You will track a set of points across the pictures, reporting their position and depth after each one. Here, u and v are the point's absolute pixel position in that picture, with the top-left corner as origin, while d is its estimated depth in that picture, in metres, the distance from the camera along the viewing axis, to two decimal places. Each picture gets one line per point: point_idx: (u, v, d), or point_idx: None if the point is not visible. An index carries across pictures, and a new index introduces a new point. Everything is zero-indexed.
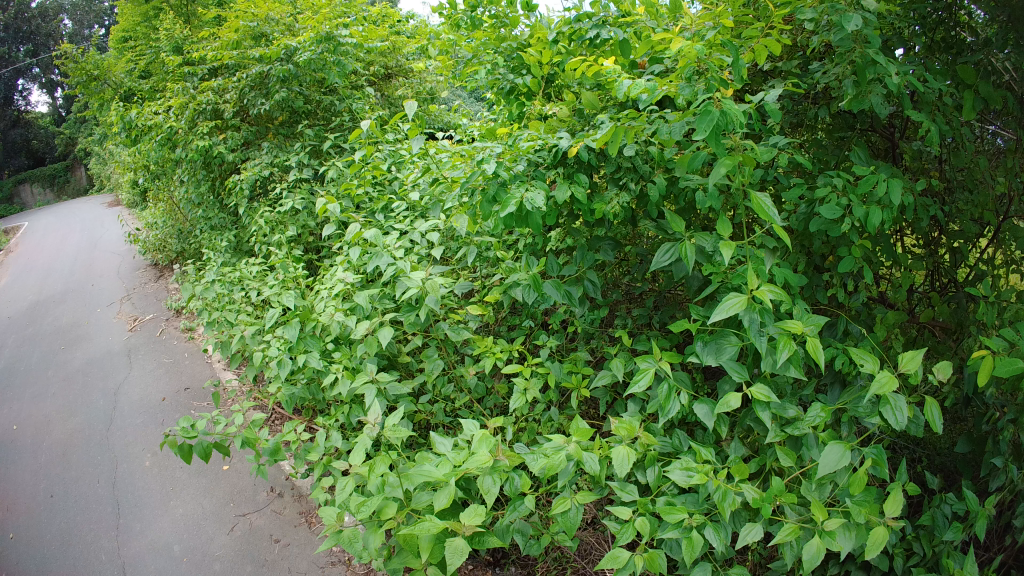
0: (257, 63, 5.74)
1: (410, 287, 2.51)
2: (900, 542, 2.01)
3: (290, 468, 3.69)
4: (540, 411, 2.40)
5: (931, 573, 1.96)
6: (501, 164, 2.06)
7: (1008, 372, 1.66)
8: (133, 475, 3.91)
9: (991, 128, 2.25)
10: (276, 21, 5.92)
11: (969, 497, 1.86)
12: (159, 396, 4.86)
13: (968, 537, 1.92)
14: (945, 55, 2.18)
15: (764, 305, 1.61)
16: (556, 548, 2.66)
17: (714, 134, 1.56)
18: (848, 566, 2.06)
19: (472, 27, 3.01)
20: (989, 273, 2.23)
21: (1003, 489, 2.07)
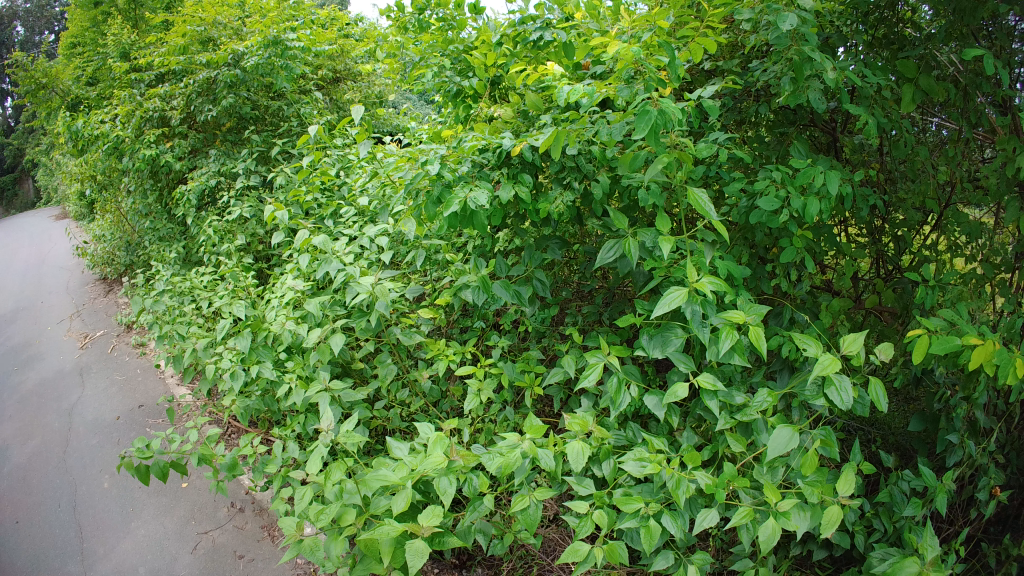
0: (205, 69, 5.60)
1: (360, 292, 2.49)
2: (861, 520, 2.07)
3: (250, 482, 3.61)
4: (495, 411, 2.39)
5: (893, 547, 2.02)
6: (446, 165, 2.05)
7: (944, 352, 1.69)
8: (93, 498, 3.77)
9: (934, 120, 2.33)
10: (224, 25, 5.75)
11: (928, 473, 1.93)
12: (113, 415, 4.68)
13: (924, 511, 1.99)
14: (888, 51, 2.26)
15: (707, 297, 1.63)
16: (523, 549, 2.64)
17: (650, 133, 1.58)
18: (809, 546, 2.11)
19: (419, 29, 2.97)
20: (930, 258, 2.38)
21: (956, 464, 2.15)
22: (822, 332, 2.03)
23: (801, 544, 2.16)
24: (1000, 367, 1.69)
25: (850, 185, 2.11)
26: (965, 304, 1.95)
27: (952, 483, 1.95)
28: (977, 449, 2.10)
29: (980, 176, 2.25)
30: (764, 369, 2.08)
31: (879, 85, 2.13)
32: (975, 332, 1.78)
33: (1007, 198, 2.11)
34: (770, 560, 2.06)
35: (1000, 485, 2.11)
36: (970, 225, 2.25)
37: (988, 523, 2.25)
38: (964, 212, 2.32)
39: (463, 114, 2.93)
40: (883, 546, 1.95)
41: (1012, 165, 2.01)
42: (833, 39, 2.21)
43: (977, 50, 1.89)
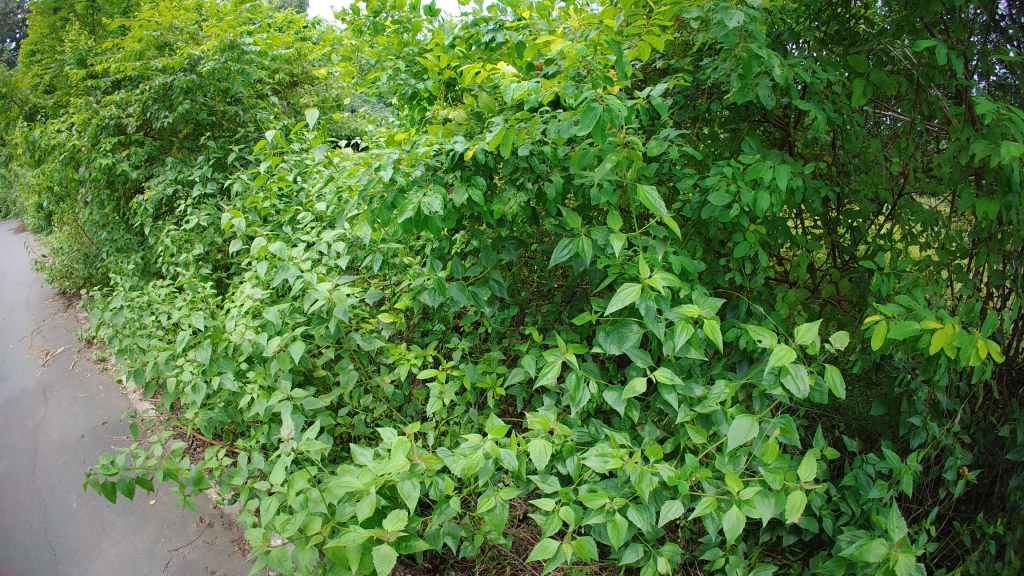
0: (160, 74, 5.48)
1: (318, 299, 2.48)
2: (828, 504, 2.10)
3: (218, 495, 3.54)
4: (459, 413, 2.37)
5: (861, 529, 2.05)
6: (400, 170, 2.04)
7: (902, 337, 1.72)
8: (66, 518, 3.62)
9: (887, 114, 2.40)
10: (180, 30, 5.65)
11: (892, 455, 1.97)
12: (78, 433, 4.52)
13: (889, 493, 2.03)
14: (840, 47, 2.31)
15: (660, 292, 1.64)
16: (496, 549, 2.61)
17: (597, 131, 1.60)
18: (777, 532, 2.14)
19: (375, 32, 2.92)
20: (885, 246, 2.45)
21: (920, 445, 2.19)
22: (779, 323, 2.05)
23: (770, 531, 2.19)
24: (962, 350, 1.70)
25: (801, 177, 2.12)
26: (919, 290, 1.98)
27: (916, 464, 1.99)
28: (941, 431, 2.14)
29: (931, 166, 2.32)
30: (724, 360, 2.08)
31: (828, 81, 2.17)
32: (932, 317, 1.80)
33: (959, 185, 2.15)
34: (740, 548, 2.08)
35: (964, 464, 2.16)
36: (924, 213, 2.33)
37: (952, 501, 2.30)
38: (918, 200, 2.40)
39: (419, 116, 2.90)
40: (851, 528, 1.98)
41: (965, 152, 1.99)
42: (784, 35, 2.27)
43: (928, 41, 1.91)
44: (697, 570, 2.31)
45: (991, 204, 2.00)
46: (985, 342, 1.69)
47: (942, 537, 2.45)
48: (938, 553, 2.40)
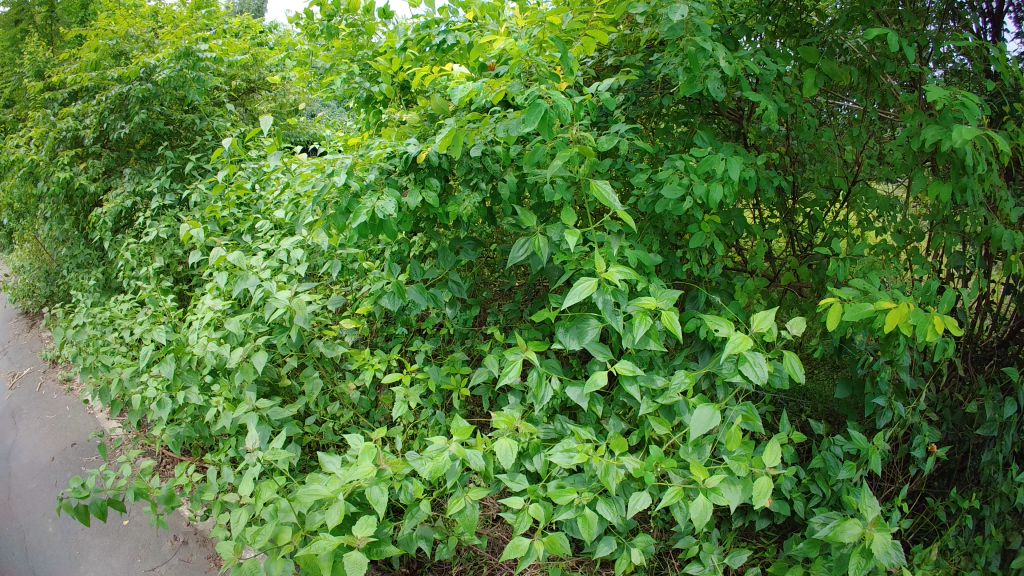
0: (116, 84, 5.33)
1: (278, 308, 2.46)
2: (799, 488, 2.10)
3: (191, 511, 3.46)
4: (426, 416, 2.33)
5: (833, 510, 2.07)
6: (353, 175, 2.04)
7: (857, 319, 1.70)
8: (43, 543, 3.47)
9: (844, 105, 2.46)
10: (136, 38, 5.50)
11: (859, 436, 1.99)
12: (47, 456, 4.35)
13: (858, 473, 2.04)
14: (792, 39, 2.30)
15: (617, 286, 1.62)
16: (474, 550, 2.55)
17: (543, 127, 1.63)
18: (751, 516, 2.12)
19: (329, 36, 2.92)
20: (841, 233, 2.49)
21: (887, 425, 2.21)
22: (739, 311, 2.03)
23: (743, 515, 2.18)
24: (918, 328, 1.66)
25: (755, 169, 2.06)
26: (874, 273, 1.98)
27: (883, 442, 2.02)
28: (907, 410, 2.16)
29: (883, 154, 2.38)
30: (687, 349, 2.04)
31: (779, 72, 2.18)
32: (887, 297, 1.80)
33: (913, 169, 2.16)
34: (714, 534, 2.08)
35: (932, 441, 2.19)
36: (879, 200, 2.40)
37: (922, 478, 2.33)
38: (876, 187, 2.44)
39: (375, 118, 2.87)
40: (823, 510, 1.99)
41: (917, 138, 2.01)
42: (735, 30, 2.24)
43: (878, 28, 1.86)
44: (673, 559, 2.23)
45: (944, 186, 1.99)
46: (940, 317, 1.66)
47: (915, 513, 2.49)
48: (913, 529, 2.44)
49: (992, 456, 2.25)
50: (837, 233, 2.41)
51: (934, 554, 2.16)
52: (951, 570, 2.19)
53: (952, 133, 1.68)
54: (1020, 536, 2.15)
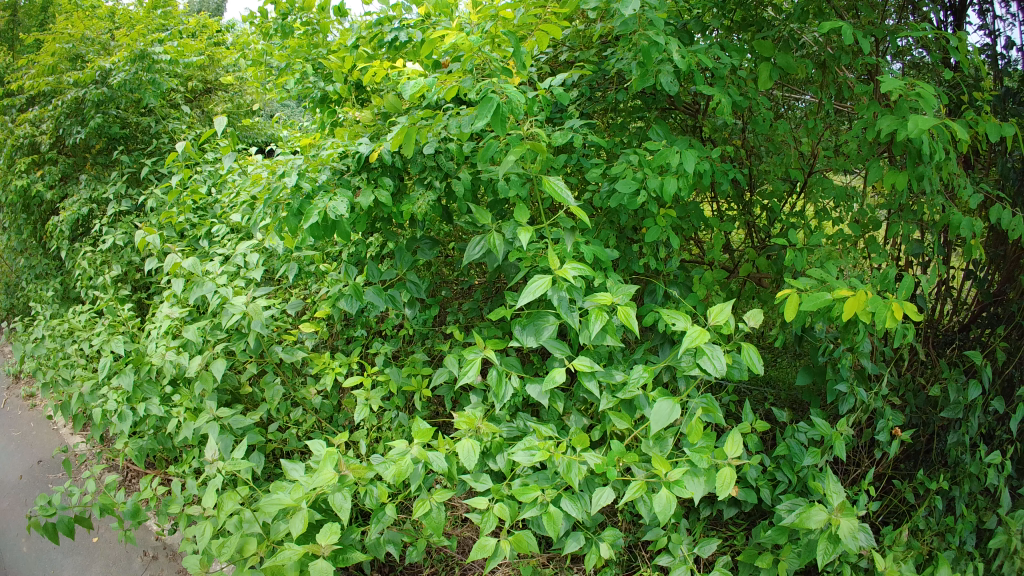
0: (73, 89, 5.17)
1: (234, 314, 2.42)
2: (765, 475, 2.07)
3: (161, 526, 3.35)
4: (389, 418, 2.27)
5: (800, 496, 2.03)
6: (305, 175, 2.04)
7: (814, 309, 1.67)
8: (12, 563, 3.29)
9: (800, 100, 2.52)
10: (93, 40, 5.29)
11: (822, 422, 1.99)
12: (15, 474, 4.16)
13: (822, 459, 2.03)
14: (748, 33, 2.33)
15: (572, 282, 1.59)
16: (443, 552, 2.44)
17: (495, 122, 1.62)
18: (718, 506, 2.07)
19: (284, 35, 2.86)
20: (798, 225, 2.44)
21: (851, 411, 2.19)
22: (696, 304, 2.03)
23: (710, 505, 2.14)
24: (876, 314, 1.67)
25: (709, 161, 2.00)
26: (831, 262, 1.96)
27: (847, 427, 2.01)
28: (870, 395, 2.14)
29: (838, 146, 2.37)
30: (646, 343, 2.00)
31: (734, 65, 2.18)
32: (845, 286, 1.77)
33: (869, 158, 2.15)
34: (682, 525, 2.07)
35: (896, 424, 2.18)
36: (836, 190, 2.36)
37: (888, 461, 2.33)
38: (833, 178, 2.43)
39: (331, 117, 2.79)
40: (790, 497, 1.98)
41: (872, 128, 2.00)
42: (690, 24, 2.23)
43: (832, 22, 1.87)
44: (642, 551, 2.19)
45: (900, 175, 2.00)
46: (897, 303, 1.65)
47: (883, 495, 2.50)
48: (882, 511, 2.44)
49: (958, 438, 2.29)
50: (794, 224, 2.39)
51: (905, 535, 2.21)
52: (921, 550, 2.22)
53: (908, 123, 1.71)
54: (991, 515, 2.21)
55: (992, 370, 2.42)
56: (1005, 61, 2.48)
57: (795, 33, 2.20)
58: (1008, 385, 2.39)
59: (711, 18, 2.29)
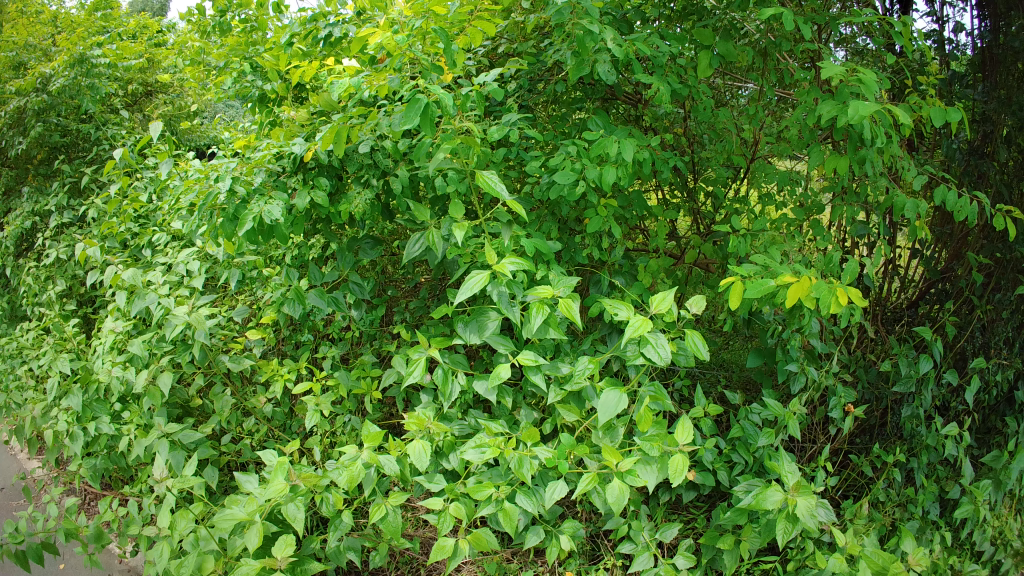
0: (13, 97, 4.94)
1: (177, 325, 2.35)
2: (722, 457, 2.05)
3: (126, 547, 3.05)
4: (341, 423, 2.21)
5: (757, 476, 2.01)
6: (239, 179, 1.98)
7: (758, 297, 1.60)
8: None
9: (742, 87, 2.48)
10: (35, 47, 5.02)
11: (775, 402, 1.98)
12: None
13: (776, 439, 2.01)
14: (688, 23, 2.30)
15: (512, 277, 1.58)
16: (406, 553, 2.37)
17: (425, 123, 1.60)
18: (677, 491, 2.05)
19: (223, 33, 2.85)
20: (740, 211, 2.37)
21: (803, 389, 2.18)
22: (641, 292, 1.99)
23: (671, 490, 2.12)
24: (821, 300, 1.66)
25: (649, 150, 1.94)
26: (775, 248, 1.91)
27: (800, 407, 2.00)
28: (820, 372, 2.12)
29: (779, 132, 2.34)
30: (593, 335, 1.95)
31: (672, 54, 2.06)
32: (789, 270, 1.73)
33: (810, 144, 2.11)
34: (643, 512, 2.06)
35: (848, 401, 2.17)
36: (780, 175, 2.29)
37: (844, 436, 2.33)
38: (777, 165, 2.39)
39: (268, 118, 2.64)
40: (747, 478, 1.96)
41: (814, 114, 1.98)
42: (630, 13, 2.16)
43: (771, 8, 1.83)
44: (605, 540, 2.18)
45: (842, 160, 1.97)
46: (841, 288, 1.65)
47: (841, 469, 2.52)
48: (841, 485, 2.46)
49: (912, 411, 2.33)
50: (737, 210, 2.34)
51: (865, 508, 2.26)
52: (884, 521, 2.29)
53: (849, 109, 1.69)
54: (954, 485, 2.36)
55: (943, 344, 2.51)
56: (951, 45, 2.56)
57: (737, 22, 2.15)
58: (960, 359, 2.48)
59: (651, 9, 2.26)
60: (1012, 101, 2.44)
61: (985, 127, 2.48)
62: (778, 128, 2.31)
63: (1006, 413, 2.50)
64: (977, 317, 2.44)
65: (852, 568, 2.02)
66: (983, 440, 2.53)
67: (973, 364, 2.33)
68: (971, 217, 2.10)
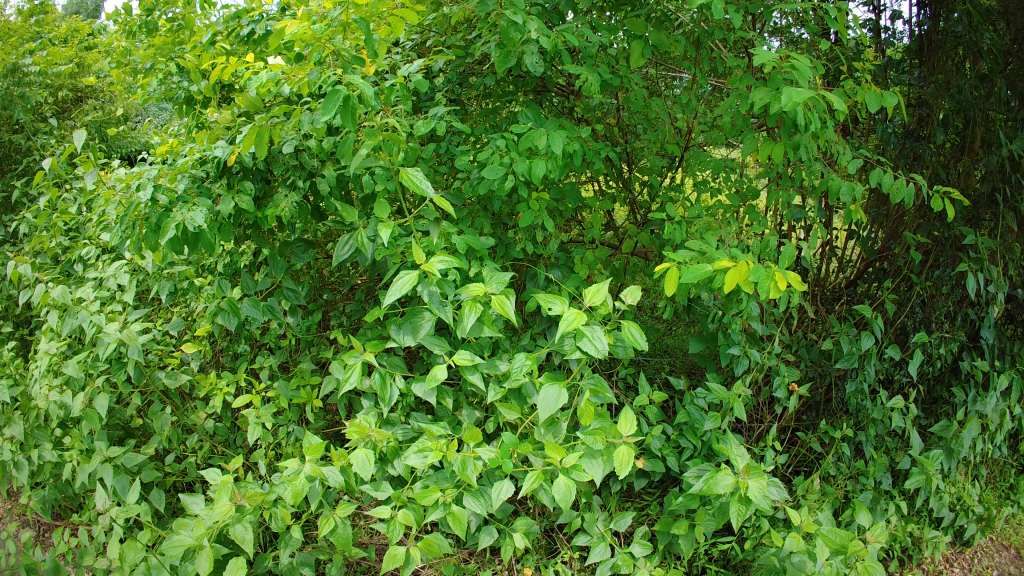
0: None
1: (110, 342, 2.25)
2: (670, 443, 2.05)
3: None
4: (284, 434, 2.15)
5: (706, 460, 2.02)
6: (161, 187, 1.89)
7: (695, 281, 1.57)
8: None
9: (676, 75, 2.45)
10: None
11: (719, 386, 1.99)
12: None
13: (723, 422, 2.03)
14: (621, 12, 2.16)
15: (442, 275, 1.54)
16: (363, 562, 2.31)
17: (346, 115, 1.54)
18: (628, 479, 2.04)
19: (148, 33, 2.72)
20: (674, 199, 2.36)
21: (746, 371, 2.20)
22: (578, 284, 1.98)
23: (622, 479, 2.11)
24: (760, 285, 1.63)
25: (579, 142, 1.91)
26: (710, 235, 1.91)
27: (743, 389, 2.02)
28: (763, 354, 2.15)
29: (712, 120, 2.33)
30: (532, 329, 1.93)
31: (602, 44, 1.99)
32: (725, 257, 1.72)
33: (744, 131, 2.09)
34: (595, 503, 2.05)
35: (791, 379, 2.20)
36: (713, 162, 2.25)
37: (790, 414, 2.35)
38: (712, 153, 2.38)
39: (195, 120, 2.53)
40: (697, 463, 1.96)
41: (747, 100, 1.96)
42: (560, 4, 2.06)
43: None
44: (560, 534, 2.16)
45: (775, 145, 1.96)
46: (780, 273, 1.63)
47: (790, 447, 2.56)
48: (792, 462, 2.50)
49: (856, 386, 2.36)
50: (672, 198, 2.33)
51: (817, 483, 2.30)
52: (836, 494, 2.34)
53: (783, 94, 1.66)
54: (904, 456, 2.41)
55: (885, 320, 2.56)
56: (888, 33, 2.61)
57: (669, 11, 2.12)
58: (901, 333, 2.53)
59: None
60: (949, 85, 2.49)
61: (922, 111, 2.53)
62: (711, 116, 2.30)
63: (951, 384, 2.57)
64: (915, 293, 2.50)
65: (806, 544, 2.04)
66: (931, 410, 2.58)
67: (914, 337, 2.38)
68: (907, 197, 2.11)
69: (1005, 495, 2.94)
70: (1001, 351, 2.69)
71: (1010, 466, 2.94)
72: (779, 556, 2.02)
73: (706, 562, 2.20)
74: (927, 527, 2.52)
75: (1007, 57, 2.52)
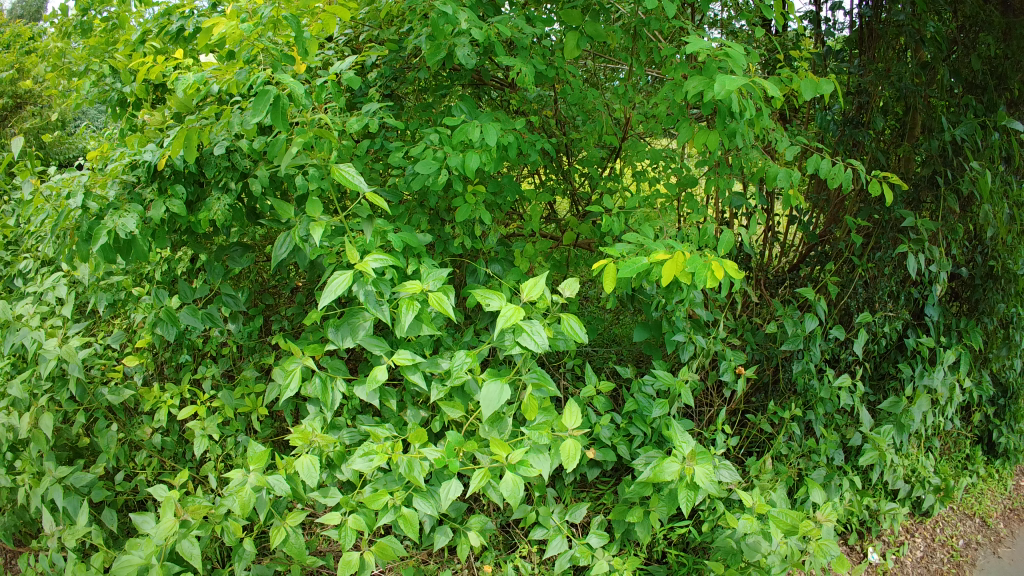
0: None
1: (49, 358, 2.18)
2: (621, 431, 2.06)
3: None
4: (232, 444, 2.11)
5: (656, 446, 2.03)
6: (90, 195, 1.82)
7: (632, 276, 1.58)
8: None
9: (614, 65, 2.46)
10: None
11: (666, 373, 2.01)
12: None
13: (671, 408, 2.05)
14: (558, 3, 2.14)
15: (377, 274, 1.52)
16: (323, 569, 2.28)
17: (276, 116, 1.50)
18: (580, 471, 2.05)
19: (82, 34, 2.66)
20: (612, 189, 2.39)
21: (693, 356, 2.22)
22: (518, 278, 1.98)
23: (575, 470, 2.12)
24: (698, 275, 1.61)
25: (514, 135, 1.90)
26: (648, 225, 1.92)
27: (690, 375, 2.04)
28: (708, 339, 2.19)
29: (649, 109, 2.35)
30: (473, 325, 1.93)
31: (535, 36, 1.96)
32: (663, 248, 1.72)
33: (680, 120, 2.09)
34: (550, 496, 2.05)
35: (738, 362, 2.24)
36: (649, 152, 2.31)
37: (738, 397, 2.39)
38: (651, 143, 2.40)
39: (128, 123, 2.47)
40: (647, 451, 1.97)
41: (682, 88, 1.95)
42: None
43: None
44: (517, 528, 2.16)
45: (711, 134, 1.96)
46: (716, 262, 1.62)
47: (742, 429, 2.60)
48: (744, 443, 2.53)
49: (803, 367, 2.40)
50: (611, 189, 2.36)
51: (769, 464, 2.34)
52: (789, 473, 2.38)
53: (717, 82, 1.64)
54: (854, 433, 2.46)
55: (829, 302, 2.61)
56: (826, 25, 2.77)
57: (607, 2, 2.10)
58: (845, 313, 2.58)
59: None
60: (889, 72, 2.54)
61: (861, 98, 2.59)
62: (649, 107, 2.31)
63: (898, 360, 2.63)
64: (857, 274, 2.55)
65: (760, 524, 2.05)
66: (878, 386, 2.64)
67: (858, 317, 2.43)
68: (846, 183, 2.09)
69: (962, 466, 3.00)
70: (948, 326, 2.75)
71: (964, 438, 3.01)
72: (735, 537, 2.03)
73: (664, 547, 2.24)
74: (880, 501, 2.57)
75: (952, 45, 2.59)
